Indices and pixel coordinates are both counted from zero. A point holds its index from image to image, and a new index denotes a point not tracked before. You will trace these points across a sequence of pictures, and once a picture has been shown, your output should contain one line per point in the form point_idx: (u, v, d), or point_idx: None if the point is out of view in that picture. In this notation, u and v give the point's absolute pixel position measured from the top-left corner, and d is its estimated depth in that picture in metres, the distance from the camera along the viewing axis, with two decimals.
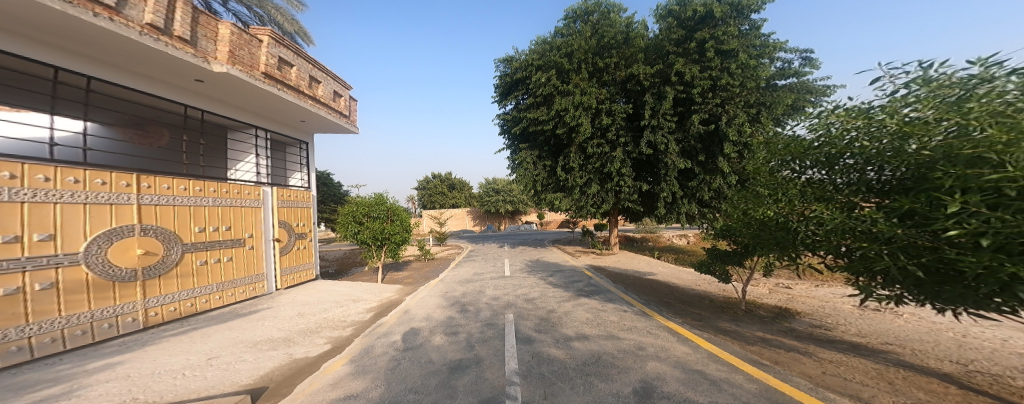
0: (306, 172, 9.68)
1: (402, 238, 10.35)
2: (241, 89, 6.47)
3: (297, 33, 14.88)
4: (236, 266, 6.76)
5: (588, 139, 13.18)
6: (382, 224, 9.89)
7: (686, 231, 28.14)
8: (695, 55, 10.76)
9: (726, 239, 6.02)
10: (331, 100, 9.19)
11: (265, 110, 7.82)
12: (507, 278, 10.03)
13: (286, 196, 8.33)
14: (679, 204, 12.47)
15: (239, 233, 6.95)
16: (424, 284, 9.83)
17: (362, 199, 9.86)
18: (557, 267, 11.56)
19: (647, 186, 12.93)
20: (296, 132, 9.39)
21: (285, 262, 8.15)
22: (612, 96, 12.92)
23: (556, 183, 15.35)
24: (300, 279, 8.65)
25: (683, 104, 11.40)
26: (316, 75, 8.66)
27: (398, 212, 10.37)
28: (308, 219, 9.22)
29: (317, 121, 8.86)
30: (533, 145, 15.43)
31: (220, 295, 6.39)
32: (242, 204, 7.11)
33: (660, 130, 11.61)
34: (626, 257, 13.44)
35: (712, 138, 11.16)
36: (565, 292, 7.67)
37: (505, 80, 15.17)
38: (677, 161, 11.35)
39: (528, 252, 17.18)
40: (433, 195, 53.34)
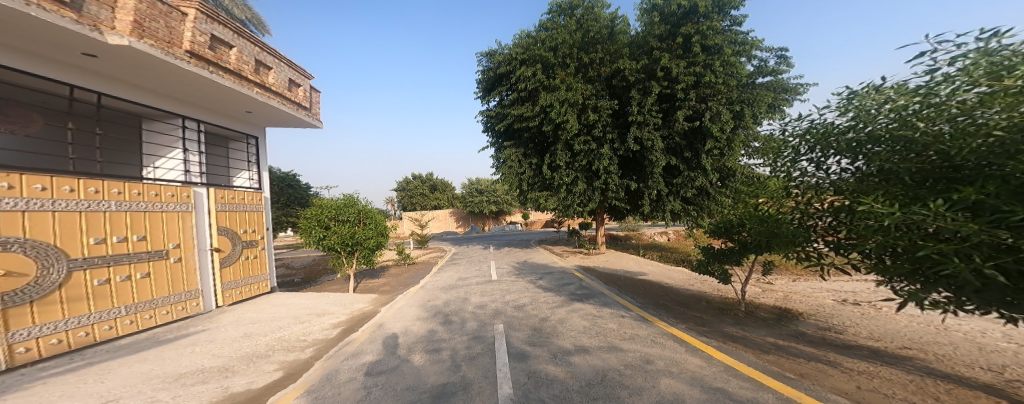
0: (252, 171, 9.26)
1: (376, 242, 9.63)
2: (154, 67, 5.81)
3: (248, 19, 14.36)
4: (154, 283, 5.96)
5: (574, 136, 12.81)
6: (352, 228, 9.17)
7: (669, 229, 28.32)
8: (679, 51, 10.42)
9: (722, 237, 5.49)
10: (284, 89, 8.77)
11: (190, 94, 7.16)
12: (494, 282, 9.50)
13: (226, 198, 7.76)
14: (665, 202, 12.16)
15: (161, 242, 6.18)
16: (404, 292, 9.16)
17: (329, 201, 9.09)
18: (546, 269, 11.10)
19: (634, 184, 12.51)
20: (240, 125, 8.91)
21: (227, 275, 7.52)
22: (597, 92, 12.58)
23: (542, 181, 14.94)
24: (250, 293, 8.18)
25: (667, 101, 11.07)
26: (264, 60, 8.25)
27: (370, 214, 9.66)
28: (258, 226, 8.71)
29: (264, 110, 8.37)
30: (517, 142, 14.95)
31: (133, 319, 5.59)
32: (163, 208, 6.33)
33: (646, 126, 11.11)
34: (614, 256, 13.15)
35: (695, 135, 10.89)
36: (557, 296, 7.21)
37: (488, 76, 14.64)
38: (659, 157, 11.02)
39: (514, 253, 16.69)
40: (414, 196, 52.06)
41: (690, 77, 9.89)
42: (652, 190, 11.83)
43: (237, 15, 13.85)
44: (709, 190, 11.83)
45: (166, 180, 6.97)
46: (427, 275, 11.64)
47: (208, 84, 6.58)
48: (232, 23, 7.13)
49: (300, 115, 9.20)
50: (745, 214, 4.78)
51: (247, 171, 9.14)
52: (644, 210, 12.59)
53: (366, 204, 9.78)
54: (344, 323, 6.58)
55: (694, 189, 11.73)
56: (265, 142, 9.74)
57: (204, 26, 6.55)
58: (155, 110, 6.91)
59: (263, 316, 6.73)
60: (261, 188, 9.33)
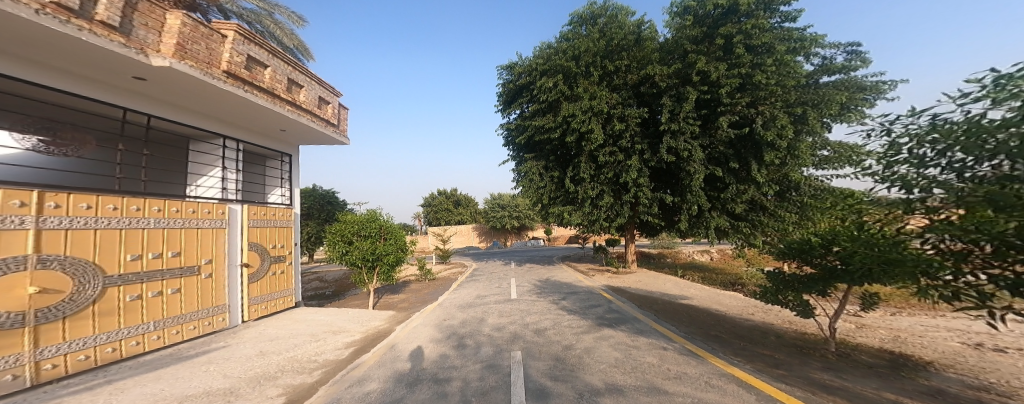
0: (285, 188, 9.04)
1: (396, 257, 9.20)
2: (198, 89, 5.68)
3: (296, 47, 14.43)
4: (184, 297, 5.70)
5: (599, 147, 12.12)
6: (374, 243, 8.84)
7: (705, 248, 26.40)
8: (719, 52, 9.56)
9: (796, 259, 4.61)
10: (315, 107, 8.57)
11: (232, 116, 7.06)
12: (516, 301, 8.82)
13: (258, 214, 7.55)
14: (706, 218, 10.88)
15: (193, 259, 5.95)
16: (420, 310, 8.66)
17: (353, 215, 8.82)
18: (570, 289, 10.29)
19: (668, 198, 11.38)
20: (277, 144, 8.76)
21: (253, 290, 7.24)
22: (624, 101, 11.86)
23: (567, 196, 14.18)
24: (274, 309, 7.84)
25: (706, 106, 10.06)
26: (297, 79, 8.15)
27: (393, 229, 9.33)
28: (287, 241, 8.52)
29: (299, 129, 8.19)
30: (539, 155, 14.46)
31: (160, 335, 5.28)
32: (199, 225, 6.12)
33: (682, 135, 10.09)
34: (646, 276, 12.12)
35: (741, 143, 9.73)
36: (583, 320, 6.44)
37: (508, 88, 14.35)
38: (695, 168, 9.89)
39: (538, 270, 15.92)
40: (439, 211, 52.44)
41: (734, 79, 8.91)
42: (688, 204, 10.71)
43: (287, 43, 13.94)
44: (763, 202, 10.44)
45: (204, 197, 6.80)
46: (446, 291, 11.12)
47: (247, 104, 6.42)
48: (268, 44, 7.03)
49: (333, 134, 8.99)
50: (847, 226, 3.90)
51: (279, 187, 8.94)
52: (680, 227, 11.46)
53: (389, 218, 9.48)
54: (352, 342, 6.10)
55: (743, 204, 10.44)
56: (299, 160, 9.53)
57: (242, 47, 6.44)
58: (199, 131, 6.83)
59: (272, 333, 6.39)
60: (292, 204, 9.11)
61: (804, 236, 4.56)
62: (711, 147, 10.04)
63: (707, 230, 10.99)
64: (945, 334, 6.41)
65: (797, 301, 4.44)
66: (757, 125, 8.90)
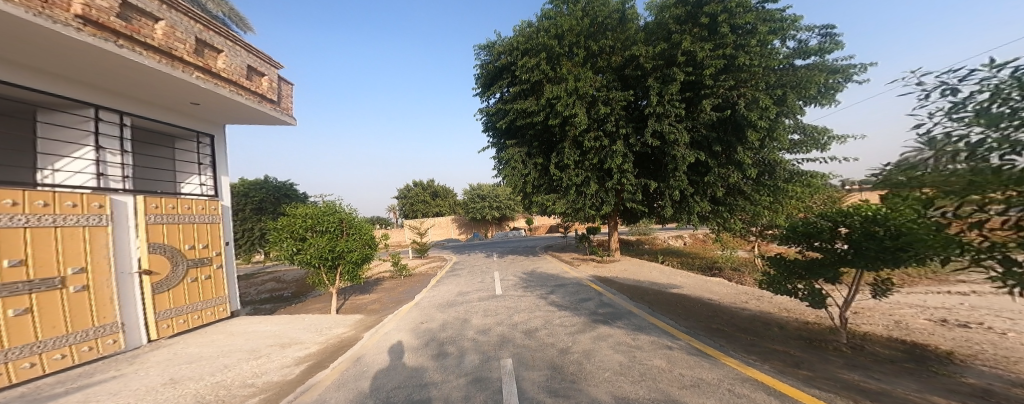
0: (206, 175, 8.19)
1: (361, 255, 8.42)
2: (41, 40, 4.51)
3: (224, 14, 13.28)
4: (40, 321, 4.59)
5: (583, 132, 11.67)
6: (333, 240, 8.00)
7: (684, 232, 26.97)
8: (704, 32, 9.16)
9: (792, 244, 4.31)
10: (239, 76, 7.71)
11: (112, 79, 5.96)
12: (500, 298, 8.26)
13: (159, 208, 6.46)
14: (689, 203, 10.67)
15: (52, 268, 4.83)
16: (395, 311, 7.95)
17: (306, 209, 7.91)
18: (556, 281, 9.85)
19: (653, 182, 11.18)
20: (190, 121, 7.88)
21: (162, 302, 6.27)
22: (608, 84, 11.36)
23: (550, 182, 13.75)
24: (196, 322, 6.89)
25: (691, 89, 9.66)
26: (209, 41, 7.18)
27: (355, 223, 8.50)
28: (210, 240, 7.58)
29: (216, 101, 7.36)
30: (520, 141, 13.86)
31: (4, 371, 4.17)
32: (58, 223, 4.97)
33: (666, 118, 9.75)
34: (632, 264, 11.89)
35: (724, 125, 9.44)
36: (575, 318, 5.97)
37: (487, 70, 13.62)
38: (682, 152, 9.52)
39: (520, 262, 15.43)
40: (415, 203, 50.91)
41: (717, 60, 8.58)
42: (672, 190, 10.45)
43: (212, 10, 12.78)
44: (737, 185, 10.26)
45: (71, 186, 5.64)
46: (424, 289, 10.42)
47: (123, 61, 5.34)
48: None
49: (265, 109, 8.25)
50: (863, 208, 3.53)
51: (196, 175, 8.03)
52: (664, 213, 11.25)
53: (350, 211, 8.63)
54: (316, 355, 5.33)
55: (723, 187, 10.35)
56: (218, 143, 8.63)
57: None
58: (68, 100, 5.72)
59: (219, 350, 5.52)
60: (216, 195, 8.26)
61: (810, 218, 4.10)
62: (694, 132, 9.76)
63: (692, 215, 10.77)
64: (910, 310, 6.44)
65: (808, 292, 4.10)
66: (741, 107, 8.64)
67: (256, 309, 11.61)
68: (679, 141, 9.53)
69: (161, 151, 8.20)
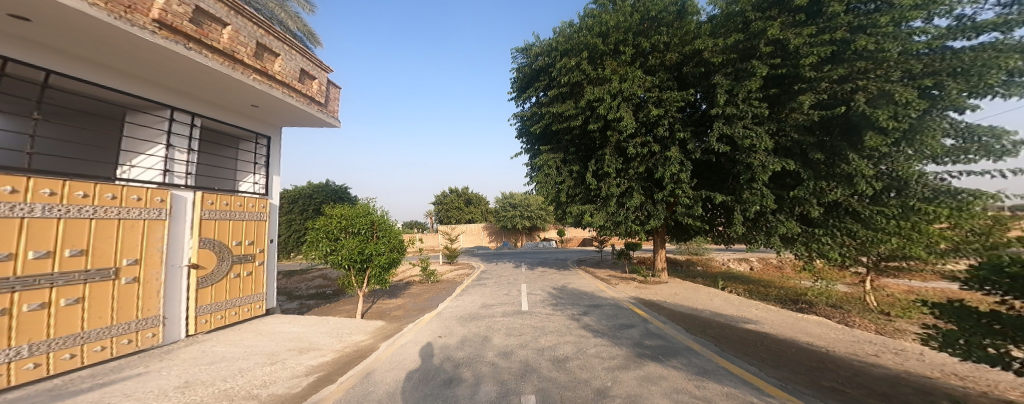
0: (260, 175, 7.78)
1: (390, 258, 7.93)
2: (116, 41, 4.28)
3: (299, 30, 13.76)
4: (89, 311, 4.27)
5: (628, 138, 10.71)
6: (364, 242, 7.52)
7: (744, 258, 24.36)
8: (800, 17, 7.98)
9: (992, 289, 2.79)
10: (296, 80, 7.35)
11: (183, 83, 5.75)
12: (527, 315, 7.40)
13: (214, 203, 6.15)
14: (776, 222, 9.01)
15: (109, 258, 4.53)
16: (417, 320, 7.39)
17: (338, 209, 7.48)
18: (591, 300, 8.81)
19: (721, 196, 9.54)
20: (249, 123, 7.53)
21: (206, 297, 5.85)
22: (660, 84, 10.33)
23: (586, 192, 12.67)
24: (236, 318, 6.47)
25: (779, 85, 8.60)
26: (272, 45, 6.89)
27: (386, 225, 8.00)
28: (260, 237, 7.21)
29: (273, 104, 6.96)
30: (556, 147, 13.12)
31: (39, 363, 3.81)
32: (121, 214, 4.70)
33: (744, 119, 8.73)
34: (679, 287, 10.54)
35: (826, 129, 8.04)
36: (616, 348, 4.98)
37: (523, 73, 12.99)
38: (758, 157, 8.46)
39: (551, 275, 14.44)
40: (449, 210, 51.37)
41: (823, 49, 7.32)
42: (742, 202, 9.22)
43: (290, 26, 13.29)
44: (850, 202, 8.21)
45: (139, 180, 5.41)
46: (448, 297, 9.80)
47: (192, 65, 5.06)
48: None
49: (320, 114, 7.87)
50: None
51: (253, 173, 7.70)
52: (734, 230, 9.85)
53: (382, 212, 8.16)
54: (324, 363, 4.78)
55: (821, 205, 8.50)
56: (277, 145, 8.31)
57: None
58: (140, 100, 5.52)
59: (230, 347, 5.18)
60: (267, 192, 7.92)
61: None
62: (791, 141, 8.39)
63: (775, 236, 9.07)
64: None
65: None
66: (858, 104, 7.09)
67: (302, 304, 11.78)
68: (762, 148, 8.40)
69: (221, 149, 8.07)
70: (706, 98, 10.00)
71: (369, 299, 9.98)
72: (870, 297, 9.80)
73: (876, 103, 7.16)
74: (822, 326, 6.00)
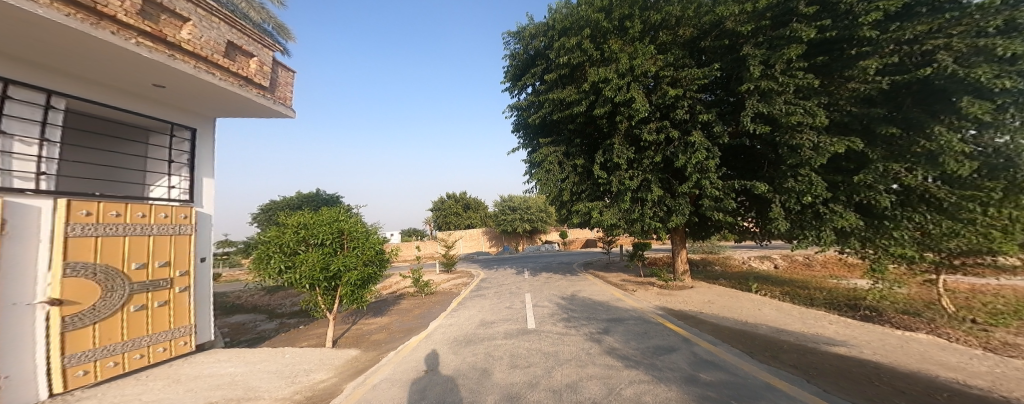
0: (181, 176, 5.76)
1: (362, 275, 6.44)
2: None
3: (268, 23, 13.26)
4: None
5: (642, 124, 9.39)
6: (330, 255, 6.09)
7: (758, 254, 23.26)
8: None
9: None
10: (217, 52, 5.32)
11: (16, 45, 3.58)
12: (536, 336, 5.96)
13: (95, 212, 4.04)
14: (826, 213, 7.43)
15: None
16: (401, 346, 5.94)
17: (297, 217, 6.08)
18: (611, 314, 7.41)
19: (766, 186, 7.69)
20: (159, 111, 5.46)
21: (83, 341, 3.79)
22: (675, 62, 8.92)
23: (594, 189, 11.27)
24: (149, 363, 4.47)
25: (826, 52, 7.13)
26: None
27: (360, 233, 6.54)
28: (180, 256, 5.06)
29: (189, 85, 5.03)
30: (557, 139, 11.87)
31: None
32: None
33: (780, 95, 7.13)
34: (710, 294, 9.14)
35: (894, 100, 6.62)
36: (667, 390, 3.51)
37: (517, 60, 11.74)
38: (807, 135, 6.86)
39: (559, 282, 13.06)
40: (447, 216, 50.00)
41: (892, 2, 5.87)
42: (783, 191, 7.68)
43: (256, 19, 12.77)
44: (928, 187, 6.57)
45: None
46: (442, 313, 8.39)
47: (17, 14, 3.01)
48: None
49: (256, 98, 5.89)
50: None
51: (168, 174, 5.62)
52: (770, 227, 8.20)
53: (356, 217, 6.72)
54: None
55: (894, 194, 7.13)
56: (207, 141, 6.24)
57: None
58: None
59: (120, 393, 3.70)
60: (194, 199, 5.83)
61: None
62: (847, 113, 6.91)
63: (827, 230, 7.42)
64: None
65: None
66: (942, 64, 5.65)
67: (282, 323, 10.48)
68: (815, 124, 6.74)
69: (127, 144, 6.00)
70: (730, 76, 8.56)
71: (350, 320, 8.51)
72: (948, 303, 8.12)
73: (966, 62, 5.69)
74: (954, 354, 4.51)
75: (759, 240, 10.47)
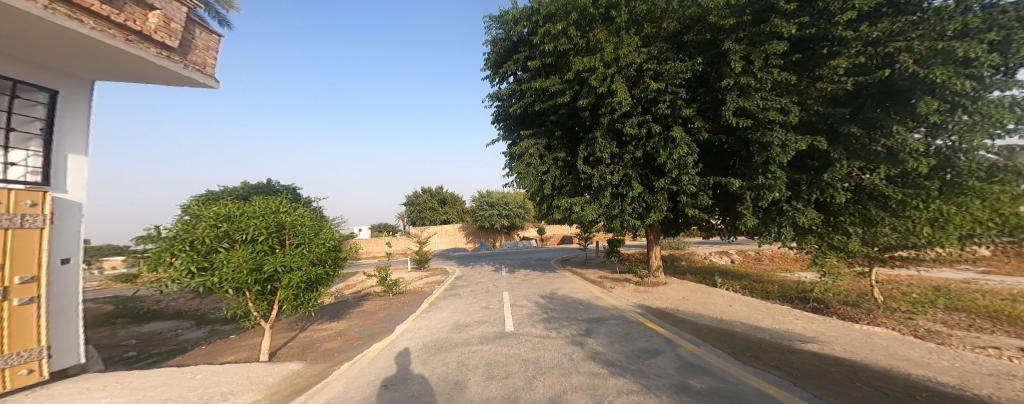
0: (31, 151, 4.14)
1: (307, 276, 5.76)
2: None
3: None
4: None
5: (625, 116, 9.27)
6: (265, 253, 5.35)
7: (725, 249, 24.23)
8: None
9: None
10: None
11: None
12: (511, 340, 5.62)
13: None
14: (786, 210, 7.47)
15: None
16: (360, 355, 5.42)
17: (216, 206, 5.17)
18: (590, 314, 7.19)
19: (738, 182, 7.56)
20: (8, 67, 3.86)
21: None
22: (658, 55, 8.81)
23: (575, 184, 11.06)
24: None
25: (801, 50, 7.13)
26: None
27: (304, 229, 5.83)
28: (22, 256, 3.56)
29: (37, 30, 3.46)
30: (539, 131, 11.60)
31: None
32: None
33: (757, 91, 7.07)
34: (685, 290, 9.15)
35: (855, 101, 6.66)
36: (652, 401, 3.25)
37: (499, 46, 11.29)
38: (777, 133, 6.82)
39: (535, 279, 12.80)
40: (422, 210, 48.80)
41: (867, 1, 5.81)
42: (752, 188, 7.66)
43: None
44: (878, 186, 6.53)
45: None
46: (412, 315, 7.88)
47: None
48: None
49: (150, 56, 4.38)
50: None
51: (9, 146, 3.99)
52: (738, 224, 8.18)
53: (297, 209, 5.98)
54: None
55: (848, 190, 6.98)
56: (76, 108, 4.59)
57: None
58: None
59: None
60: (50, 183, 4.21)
61: None
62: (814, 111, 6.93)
63: (788, 227, 7.50)
64: None
65: None
66: (904, 66, 5.65)
67: (210, 332, 9.83)
68: (785, 121, 6.74)
69: None
70: (711, 71, 8.52)
71: (300, 325, 7.82)
72: (877, 293, 8.39)
73: (926, 64, 5.68)
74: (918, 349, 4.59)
75: (725, 236, 10.65)
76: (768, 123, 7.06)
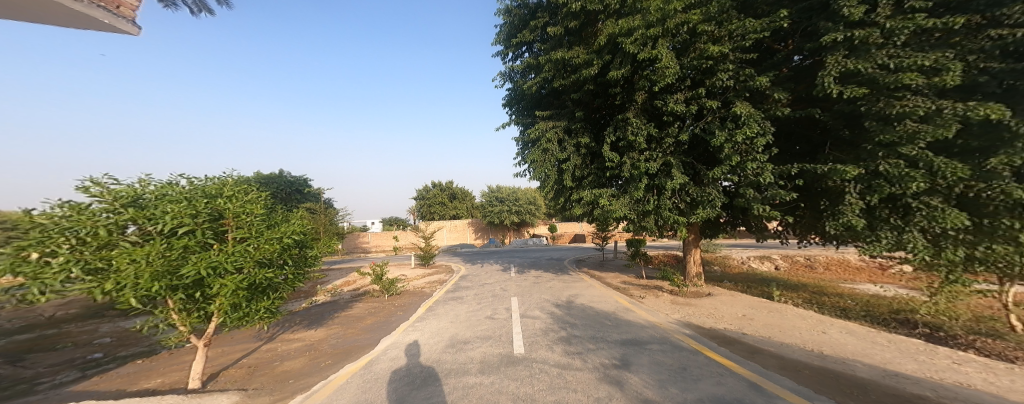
0: None
1: (255, 282, 3.89)
2: None
3: None
4: None
5: (675, 87, 7.71)
6: (190, 250, 3.48)
7: (756, 253, 22.18)
8: None
9: None
10: None
11: None
12: (525, 373, 4.10)
13: None
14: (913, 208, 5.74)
15: None
16: (323, 382, 4.01)
17: (126, 187, 3.34)
18: (623, 333, 5.63)
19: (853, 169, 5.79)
20: None
21: None
22: (717, 16, 7.16)
23: (598, 175, 9.56)
24: None
25: None
26: None
27: (252, 219, 4.01)
28: None
29: None
30: (558, 113, 10.09)
31: None
32: None
33: (888, 47, 5.48)
34: (737, 305, 7.45)
35: None
36: None
37: (511, 14, 9.79)
38: (914, 100, 5.24)
39: (549, 282, 11.27)
40: (432, 206, 47.85)
41: None
42: (860, 178, 6.05)
43: None
44: None
45: None
46: (403, 323, 6.47)
47: None
48: None
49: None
50: None
51: None
52: (832, 227, 6.44)
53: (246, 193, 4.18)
54: None
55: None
56: None
57: None
58: None
59: None
60: None
61: None
62: (978, 71, 5.25)
63: (915, 231, 5.74)
64: None
65: None
66: None
67: None
68: (932, 86, 5.12)
69: None
70: (796, 31, 6.85)
71: (269, 335, 6.28)
72: (1013, 321, 6.63)
73: None
74: None
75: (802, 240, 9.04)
76: (892, 90, 5.53)
